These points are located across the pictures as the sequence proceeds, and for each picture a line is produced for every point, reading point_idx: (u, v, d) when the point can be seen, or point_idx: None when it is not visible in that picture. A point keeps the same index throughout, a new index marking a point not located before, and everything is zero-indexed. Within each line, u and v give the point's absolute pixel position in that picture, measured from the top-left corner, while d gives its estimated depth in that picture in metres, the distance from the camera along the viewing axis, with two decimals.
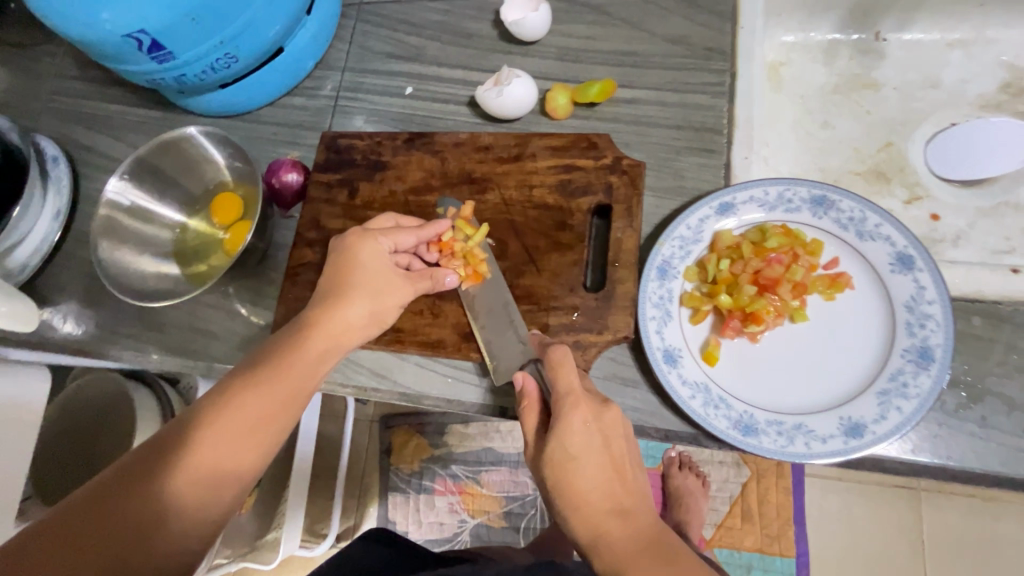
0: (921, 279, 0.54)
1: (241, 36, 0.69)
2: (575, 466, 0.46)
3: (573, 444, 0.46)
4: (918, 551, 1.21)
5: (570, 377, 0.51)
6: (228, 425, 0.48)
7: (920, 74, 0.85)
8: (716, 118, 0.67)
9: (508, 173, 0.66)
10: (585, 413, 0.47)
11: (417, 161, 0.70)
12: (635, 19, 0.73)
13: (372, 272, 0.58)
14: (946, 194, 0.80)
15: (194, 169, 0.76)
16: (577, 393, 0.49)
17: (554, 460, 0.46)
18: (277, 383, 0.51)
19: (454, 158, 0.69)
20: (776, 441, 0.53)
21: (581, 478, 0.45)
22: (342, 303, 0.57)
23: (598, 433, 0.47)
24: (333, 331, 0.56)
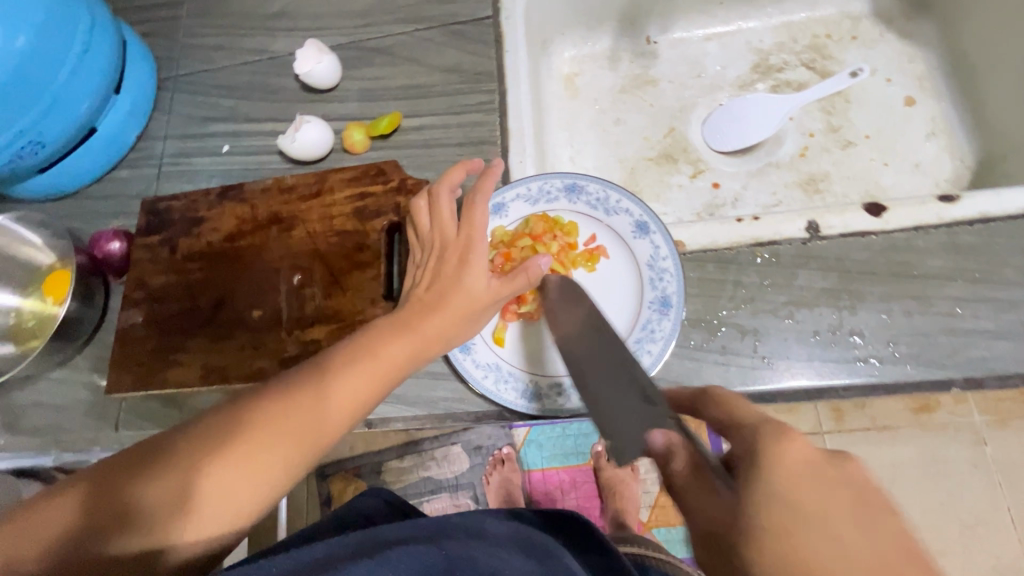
0: (656, 239, 0.64)
1: (41, 123, 0.74)
2: (809, 545, 0.32)
3: (809, 499, 0.33)
4: None
5: (748, 406, 0.39)
6: (248, 465, 0.42)
7: (689, 66, 0.98)
8: (490, 132, 0.76)
9: (311, 208, 0.73)
10: (807, 453, 0.35)
11: (230, 211, 0.75)
12: (416, 56, 0.83)
13: (468, 289, 0.54)
14: (724, 164, 0.92)
15: (14, 253, 0.79)
16: (784, 427, 0.36)
17: (780, 531, 0.32)
18: (308, 429, 0.45)
19: (262, 203, 0.74)
20: (556, 401, 0.61)
21: (815, 557, 0.31)
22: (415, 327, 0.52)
23: (814, 472, 0.34)
24: (387, 360, 0.50)
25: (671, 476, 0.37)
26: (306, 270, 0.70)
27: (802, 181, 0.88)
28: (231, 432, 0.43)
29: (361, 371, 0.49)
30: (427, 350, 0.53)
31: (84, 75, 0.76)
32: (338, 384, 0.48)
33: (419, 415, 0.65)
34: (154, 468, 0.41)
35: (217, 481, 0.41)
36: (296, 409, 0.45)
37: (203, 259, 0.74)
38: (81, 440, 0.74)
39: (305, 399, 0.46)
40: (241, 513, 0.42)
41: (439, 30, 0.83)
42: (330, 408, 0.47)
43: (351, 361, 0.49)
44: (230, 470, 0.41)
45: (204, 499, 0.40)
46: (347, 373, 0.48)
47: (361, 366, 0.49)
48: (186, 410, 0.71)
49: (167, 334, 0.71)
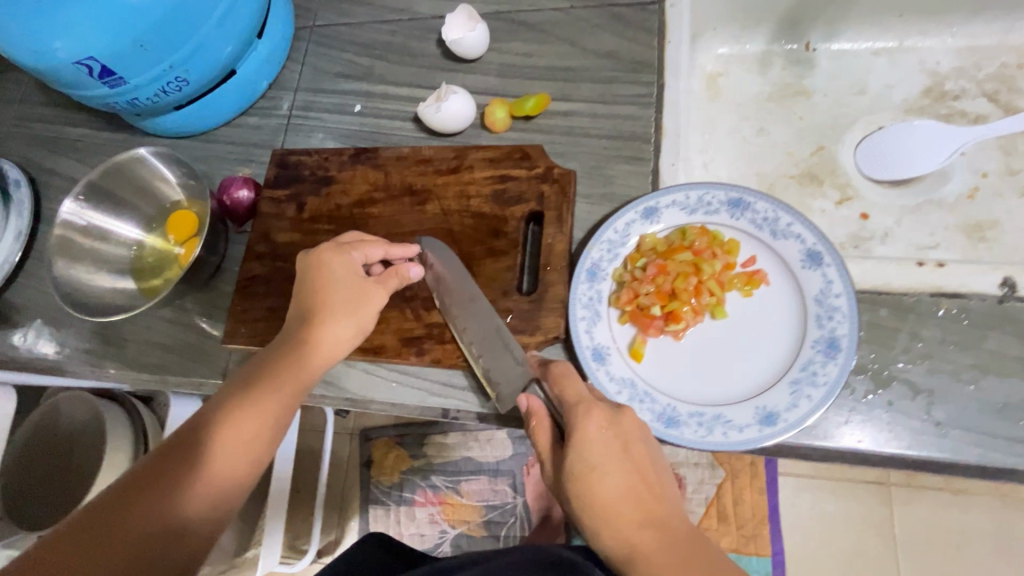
0: (829, 273, 0.57)
1: (190, 60, 0.73)
2: (600, 477, 0.48)
3: (594, 451, 0.49)
4: (892, 547, 1.22)
5: (577, 384, 0.53)
6: (253, 422, 0.53)
7: (849, 81, 0.90)
8: (644, 128, 0.71)
9: (446, 184, 0.69)
10: (599, 418, 0.50)
11: (362, 175, 0.73)
12: (570, 36, 0.77)
13: (343, 286, 0.59)
14: (875, 194, 0.84)
15: (148, 189, 0.79)
16: (587, 399, 0.51)
17: (590, 467, 0.48)
18: (232, 438, 0.52)
19: (396, 172, 0.72)
20: (696, 432, 0.56)
21: (607, 485, 0.48)
22: (324, 324, 0.57)
23: (621, 430, 0.50)
24: (321, 350, 0.57)
25: (538, 432, 0.53)
26: None
27: (967, 226, 0.79)
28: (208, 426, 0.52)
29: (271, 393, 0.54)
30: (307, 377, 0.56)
31: (235, 16, 0.74)
32: (246, 400, 0.54)
33: None
34: (174, 467, 0.50)
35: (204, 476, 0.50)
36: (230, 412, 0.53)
37: (330, 221, 0.72)
38: (188, 383, 0.73)
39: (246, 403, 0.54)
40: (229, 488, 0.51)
41: (597, 11, 0.78)
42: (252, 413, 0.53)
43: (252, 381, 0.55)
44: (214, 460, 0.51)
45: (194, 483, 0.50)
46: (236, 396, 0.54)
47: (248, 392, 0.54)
48: None
49: (287, 292, 0.70)
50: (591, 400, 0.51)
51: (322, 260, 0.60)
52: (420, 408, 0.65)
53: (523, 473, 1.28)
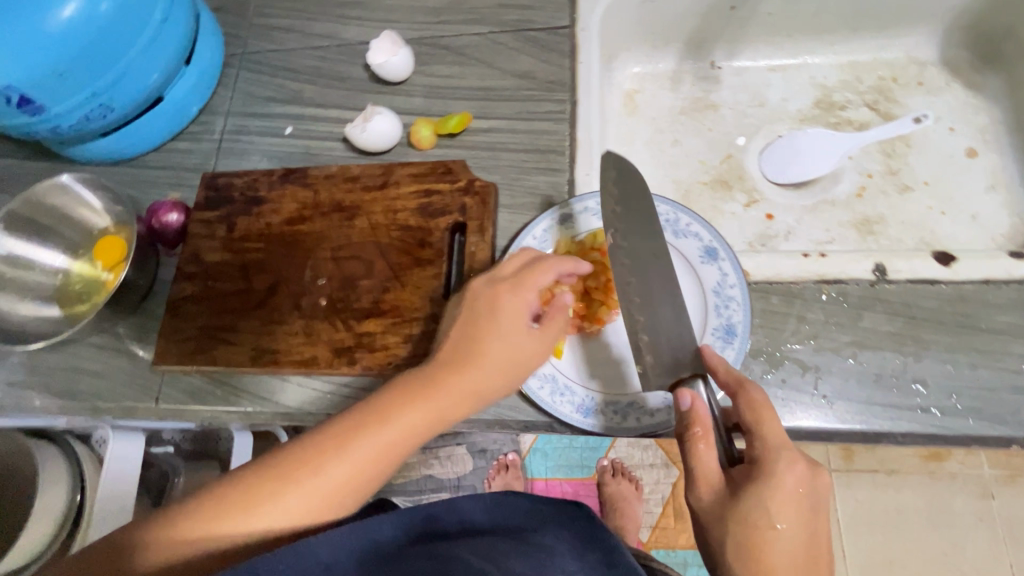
0: (724, 267, 0.64)
1: (115, 88, 0.74)
2: (774, 538, 0.44)
3: (784, 511, 0.44)
4: (831, 528, 1.29)
5: (775, 423, 0.48)
6: (298, 506, 0.48)
7: (751, 95, 0.98)
8: (559, 141, 0.76)
9: (370, 199, 0.73)
10: (802, 470, 0.46)
11: (289, 194, 0.75)
12: (488, 58, 0.83)
13: (502, 327, 0.56)
14: (779, 196, 0.92)
15: (73, 214, 0.78)
16: (791, 445, 0.47)
17: (762, 525, 0.44)
18: (309, 491, 0.48)
19: (320, 190, 0.74)
20: (613, 418, 0.60)
21: (781, 549, 0.44)
22: (464, 370, 0.54)
23: (814, 494, 0.46)
24: (391, 440, 0.51)
25: (702, 455, 0.48)
26: (365, 260, 0.70)
27: (857, 221, 0.87)
28: (338, 447, 0.50)
29: (414, 408, 0.52)
30: (440, 420, 0.54)
31: (160, 45, 0.76)
32: (301, 485, 0.48)
33: (469, 417, 0.65)
34: (205, 519, 0.47)
35: (285, 511, 0.48)
36: (324, 455, 0.50)
37: (258, 238, 0.73)
38: (118, 408, 0.73)
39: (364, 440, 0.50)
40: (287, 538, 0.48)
41: (514, 35, 0.83)
42: (344, 469, 0.49)
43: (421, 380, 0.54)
44: (290, 499, 0.48)
45: (268, 517, 0.48)
46: (410, 413, 0.52)
47: (409, 404, 0.52)
48: (227, 388, 0.70)
49: (218, 311, 0.71)
50: (798, 454, 0.47)
51: (497, 299, 0.57)
52: None
53: (484, 487, 1.29)
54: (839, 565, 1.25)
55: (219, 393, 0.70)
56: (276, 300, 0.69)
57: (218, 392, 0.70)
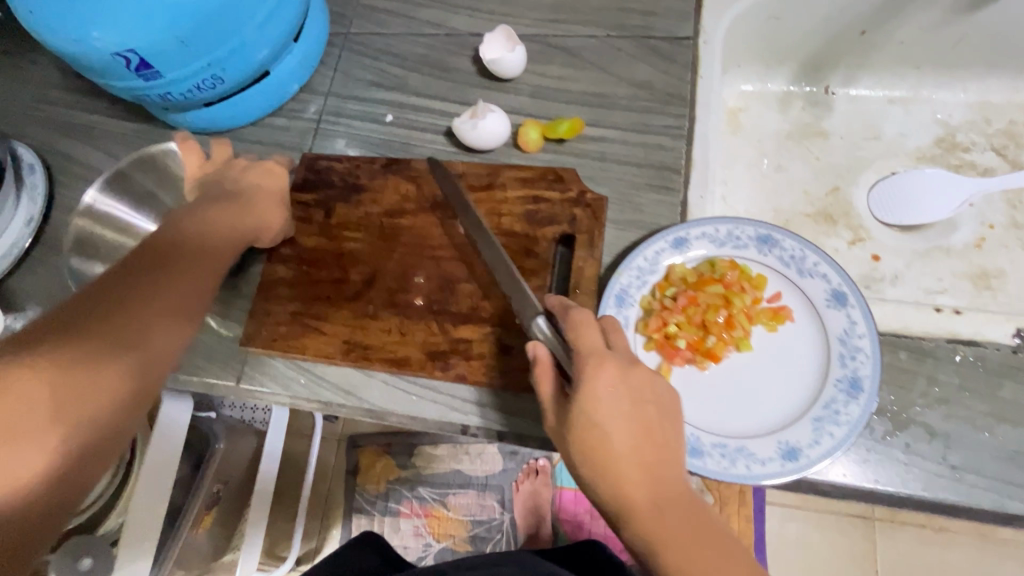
0: (853, 314, 0.59)
1: (227, 60, 0.73)
2: (605, 434, 0.49)
3: (598, 408, 0.49)
4: None
5: (591, 338, 0.53)
6: (92, 387, 0.46)
7: (865, 126, 0.93)
8: (674, 159, 0.72)
9: (259, 197, 0.68)
10: (611, 373, 0.50)
11: (259, 176, 0.69)
12: (604, 63, 0.79)
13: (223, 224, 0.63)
14: (887, 237, 0.87)
15: (171, 183, 0.78)
16: (601, 352, 0.51)
17: (591, 422, 0.49)
18: (121, 364, 0.49)
19: (246, 180, 0.69)
20: (719, 463, 0.57)
21: (615, 446, 0.48)
22: (172, 275, 0.56)
23: (652, 394, 0.51)
24: (160, 306, 0.53)
25: (541, 379, 0.54)
26: (466, 264, 0.68)
27: (973, 273, 0.82)
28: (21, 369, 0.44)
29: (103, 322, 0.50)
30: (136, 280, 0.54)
31: (277, 20, 0.75)
32: (91, 360, 0.47)
33: None
34: None
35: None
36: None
37: (260, 219, 0.67)
38: (198, 383, 0.72)
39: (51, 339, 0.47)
40: (102, 428, 0.47)
41: (632, 41, 0.79)
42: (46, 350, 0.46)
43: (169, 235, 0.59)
44: (25, 444, 0.42)
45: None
46: (166, 284, 0.55)
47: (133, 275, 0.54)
48: (310, 378, 0.68)
49: (310, 298, 0.69)
50: (606, 356, 0.51)
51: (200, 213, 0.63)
52: (439, 422, 0.65)
53: (511, 489, 1.27)
54: None
55: (301, 380, 0.69)
56: (192, 245, 0.59)
57: (300, 380, 0.69)
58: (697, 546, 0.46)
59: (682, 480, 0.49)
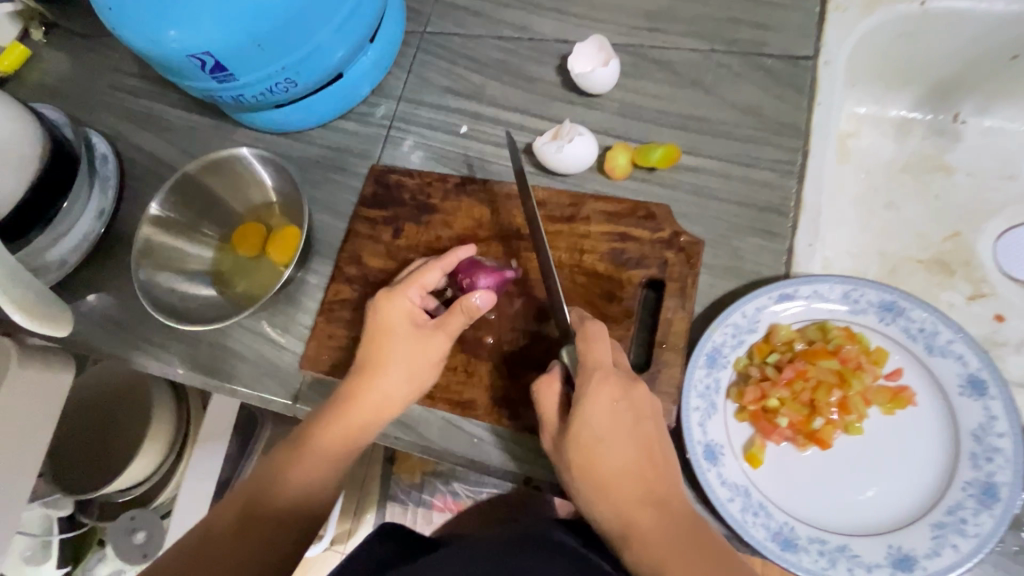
0: (993, 407, 0.51)
1: (302, 63, 0.69)
2: (605, 451, 0.48)
3: (600, 425, 0.49)
4: None
5: (603, 350, 0.51)
6: (309, 464, 0.56)
7: (999, 163, 0.81)
8: (781, 199, 0.64)
9: (405, 370, 0.57)
10: (614, 391, 0.49)
11: (401, 316, 0.58)
12: (706, 82, 0.71)
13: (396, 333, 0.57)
14: (1013, 294, 0.76)
15: (241, 188, 0.76)
16: (606, 368, 0.50)
17: (594, 439, 0.49)
18: (329, 448, 0.56)
19: (372, 323, 0.58)
20: (817, 561, 0.50)
21: (612, 462, 0.48)
22: (382, 371, 0.57)
23: (650, 412, 0.50)
24: (377, 402, 0.57)
25: (545, 388, 0.53)
26: (541, 302, 0.62)
27: None
28: (313, 441, 0.56)
29: (337, 420, 0.56)
30: (371, 426, 0.57)
31: (355, 21, 0.70)
32: (313, 440, 0.56)
33: None
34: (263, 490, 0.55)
35: (279, 492, 0.55)
36: (262, 487, 0.55)
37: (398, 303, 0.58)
38: (255, 397, 0.71)
39: (287, 474, 0.55)
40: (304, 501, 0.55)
41: (741, 58, 0.71)
42: (286, 496, 0.55)
43: (324, 418, 0.57)
44: (281, 492, 0.55)
45: (232, 531, 0.53)
46: (317, 437, 0.56)
47: (337, 414, 0.56)
48: None
49: None
50: (609, 371, 0.50)
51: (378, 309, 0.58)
52: (497, 469, 0.60)
53: None
54: None
55: None
56: (371, 342, 0.58)
57: None
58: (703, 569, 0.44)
59: (678, 497, 0.48)
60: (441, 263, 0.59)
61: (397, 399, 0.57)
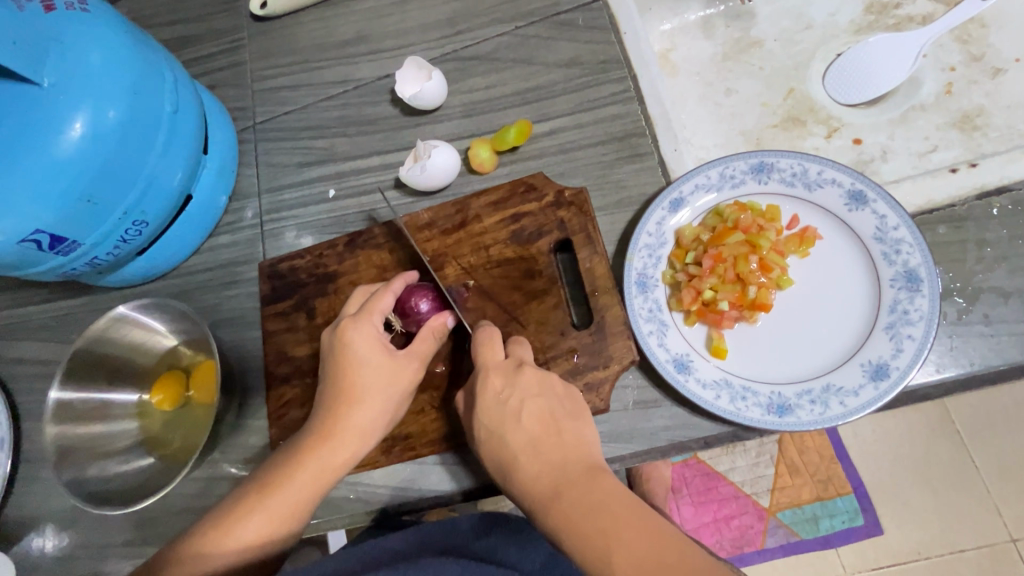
0: (879, 208, 0.56)
1: (143, 199, 0.67)
2: (501, 438, 0.51)
3: (491, 419, 0.51)
4: (960, 448, 1.15)
5: (491, 350, 0.55)
6: (281, 497, 0.53)
7: (794, 19, 0.90)
8: (634, 123, 0.69)
9: (378, 401, 0.55)
10: (497, 383, 0.53)
11: (368, 345, 0.56)
12: (524, 56, 0.75)
13: (368, 362, 0.56)
14: (859, 116, 0.84)
15: (140, 346, 0.72)
16: (490, 366, 0.54)
17: (490, 431, 0.51)
18: (306, 478, 0.54)
19: (340, 356, 0.56)
20: (813, 410, 0.52)
21: (516, 443, 0.49)
22: (355, 402, 0.55)
23: (543, 388, 0.52)
24: (351, 431, 0.55)
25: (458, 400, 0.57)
26: (473, 310, 0.62)
27: (956, 119, 0.80)
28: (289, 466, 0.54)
29: (306, 457, 0.54)
30: (349, 456, 0.55)
31: (176, 141, 0.68)
32: (291, 472, 0.54)
33: (641, 449, 0.58)
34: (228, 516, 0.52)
35: (241, 541, 0.51)
36: (220, 536, 0.51)
37: (351, 330, 0.57)
38: None
39: (249, 521, 0.52)
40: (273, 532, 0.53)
41: (544, 23, 0.76)
42: (255, 542, 0.51)
43: (294, 457, 0.55)
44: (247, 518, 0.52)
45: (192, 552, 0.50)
46: (297, 467, 0.54)
47: (310, 450, 0.54)
48: (361, 488, 0.63)
49: None
50: (495, 367, 0.54)
51: (347, 336, 0.56)
52: None
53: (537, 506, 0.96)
54: (978, 478, 1.14)
55: (350, 496, 0.64)
56: (340, 368, 0.56)
57: (349, 496, 0.64)
58: (598, 524, 0.42)
59: (581, 458, 0.48)
60: (392, 288, 0.59)
61: (371, 432, 0.56)
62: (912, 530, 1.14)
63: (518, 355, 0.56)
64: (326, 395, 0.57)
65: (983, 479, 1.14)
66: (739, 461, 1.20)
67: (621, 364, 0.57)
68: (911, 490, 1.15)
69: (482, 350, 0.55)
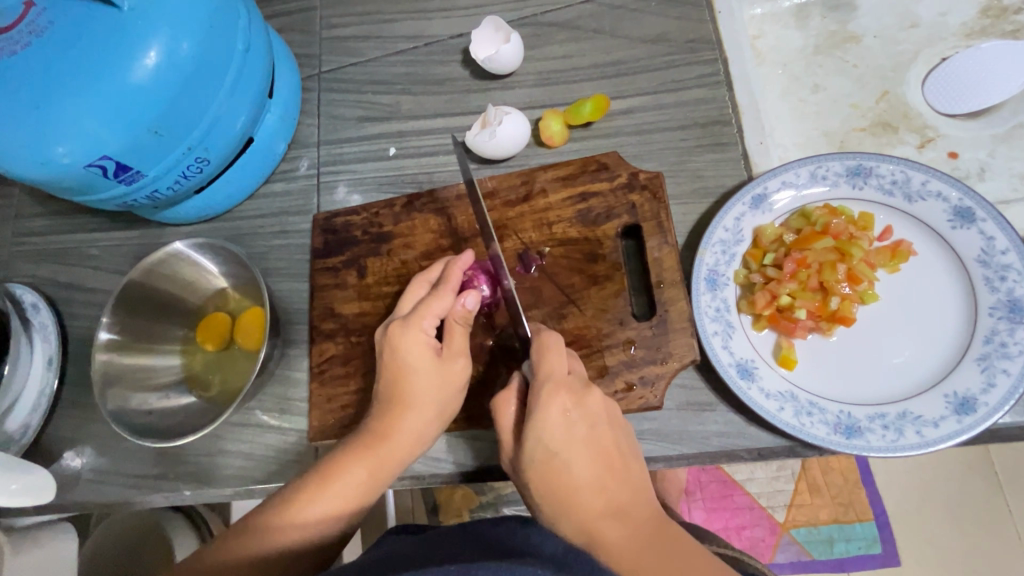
0: (987, 229, 0.51)
1: (207, 136, 0.65)
2: (564, 465, 0.44)
3: (555, 441, 0.44)
4: (996, 489, 1.10)
5: (558, 360, 0.47)
6: (336, 496, 0.50)
7: (898, 16, 0.83)
8: (719, 110, 0.65)
9: (432, 401, 0.52)
10: (566, 401, 0.45)
11: (416, 350, 0.52)
12: (607, 27, 0.71)
13: (417, 364, 0.52)
14: (957, 129, 0.78)
15: (190, 284, 0.72)
16: (558, 379, 0.46)
17: (553, 458, 0.44)
18: (362, 478, 0.51)
19: (389, 360, 0.53)
20: (885, 437, 0.49)
21: (581, 477, 0.44)
22: (408, 406, 0.52)
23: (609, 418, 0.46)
24: (406, 433, 0.52)
25: (503, 404, 0.49)
26: (529, 287, 0.60)
27: None
28: (343, 463, 0.51)
29: (366, 456, 0.51)
30: (401, 459, 0.52)
31: (245, 79, 0.67)
32: (347, 468, 0.51)
33: (689, 453, 0.55)
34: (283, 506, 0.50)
35: (298, 531, 0.49)
36: (276, 523, 0.49)
37: (401, 333, 0.52)
38: (277, 490, 0.67)
39: (305, 513, 0.50)
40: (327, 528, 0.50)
41: None
42: (310, 536, 0.49)
43: (349, 461, 0.51)
44: (304, 511, 0.50)
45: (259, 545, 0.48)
46: (352, 465, 0.51)
47: (366, 451, 0.51)
48: None
49: (373, 369, 0.64)
50: (561, 381, 0.46)
51: (393, 341, 0.53)
52: None
53: None
54: (1011, 523, 1.09)
55: None
56: (393, 371, 0.53)
57: None
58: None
59: (642, 501, 0.45)
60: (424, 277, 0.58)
61: (424, 434, 0.53)
62: (933, 565, 1.09)
63: (574, 378, 0.47)
64: (380, 395, 0.54)
65: (1016, 524, 1.08)
66: (759, 472, 1.15)
67: (683, 360, 0.54)
68: (937, 525, 1.10)
69: (548, 357, 0.47)
